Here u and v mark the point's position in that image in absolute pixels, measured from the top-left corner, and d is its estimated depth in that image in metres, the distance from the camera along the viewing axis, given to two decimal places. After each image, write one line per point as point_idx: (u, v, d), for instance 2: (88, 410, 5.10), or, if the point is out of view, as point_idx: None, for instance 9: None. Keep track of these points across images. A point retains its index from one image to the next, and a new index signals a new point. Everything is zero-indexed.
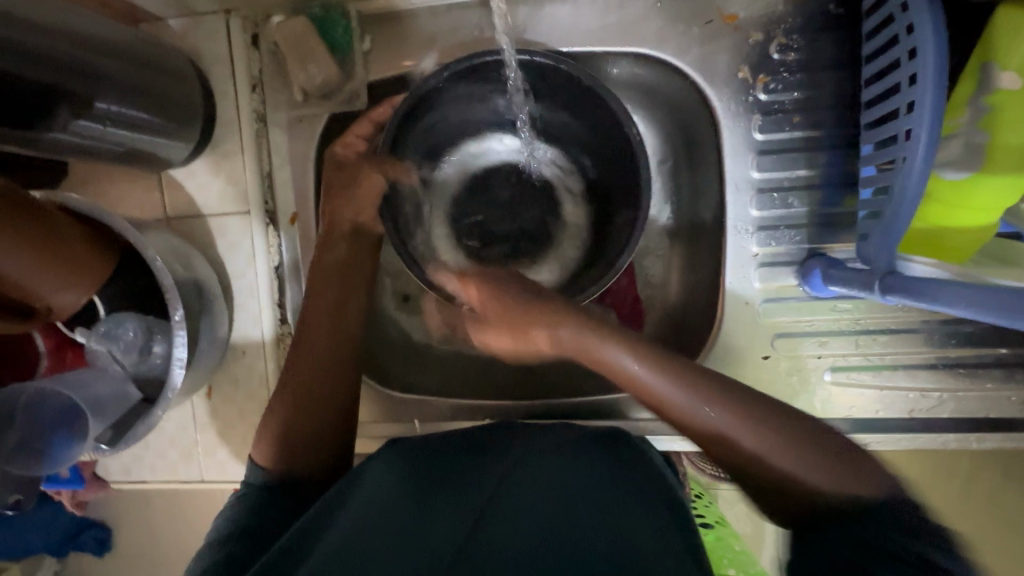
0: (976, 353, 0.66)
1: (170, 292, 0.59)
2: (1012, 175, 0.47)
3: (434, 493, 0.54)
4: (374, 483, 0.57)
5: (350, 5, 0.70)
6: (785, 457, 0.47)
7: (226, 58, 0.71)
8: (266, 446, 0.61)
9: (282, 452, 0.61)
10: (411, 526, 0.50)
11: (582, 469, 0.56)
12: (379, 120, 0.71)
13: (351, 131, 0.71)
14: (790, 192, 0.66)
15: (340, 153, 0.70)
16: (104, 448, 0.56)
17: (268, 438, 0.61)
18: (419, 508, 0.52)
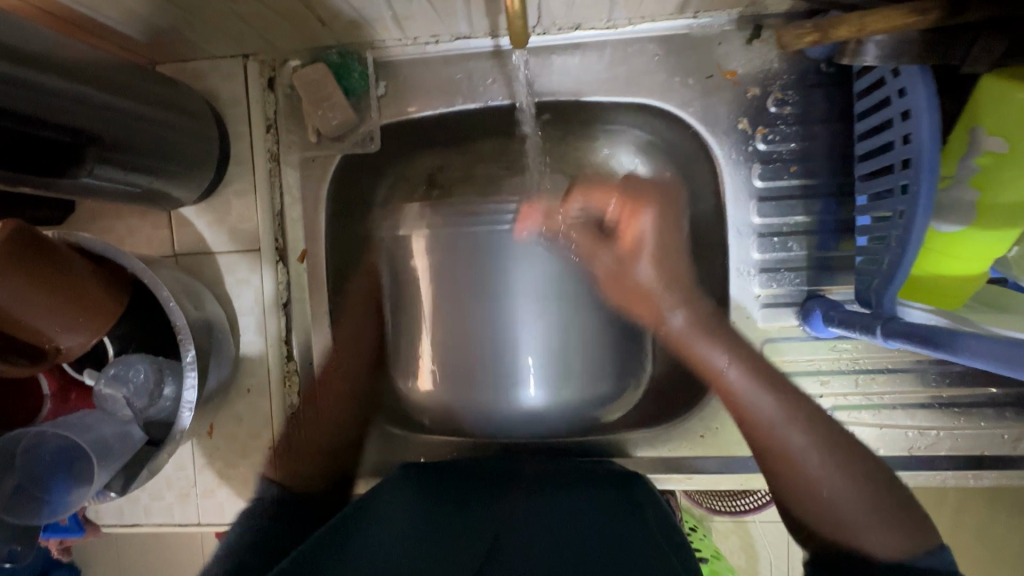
0: (970, 393, 0.68)
1: (183, 332, 0.59)
2: (999, 230, 0.50)
3: (445, 529, 0.57)
4: (393, 514, 0.59)
5: (366, 52, 0.72)
6: (841, 482, 0.51)
7: (242, 99, 0.72)
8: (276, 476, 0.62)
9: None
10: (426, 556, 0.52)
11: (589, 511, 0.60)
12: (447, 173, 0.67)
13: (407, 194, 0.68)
14: (790, 236, 0.69)
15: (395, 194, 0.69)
16: (112, 495, 0.56)
17: None
18: (438, 539, 0.56)
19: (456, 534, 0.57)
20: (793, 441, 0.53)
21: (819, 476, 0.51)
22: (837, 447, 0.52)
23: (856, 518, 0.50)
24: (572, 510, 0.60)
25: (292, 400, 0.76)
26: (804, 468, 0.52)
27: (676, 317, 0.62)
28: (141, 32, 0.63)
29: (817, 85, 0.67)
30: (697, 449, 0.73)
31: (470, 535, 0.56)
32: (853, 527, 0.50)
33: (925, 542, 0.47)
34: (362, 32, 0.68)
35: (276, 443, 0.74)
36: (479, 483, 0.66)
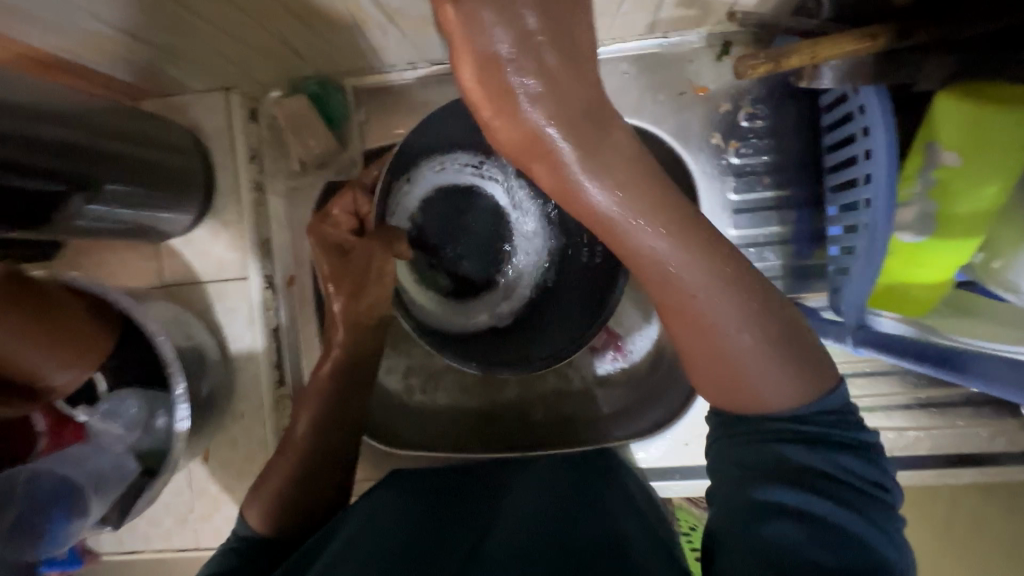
0: (946, 393, 0.70)
1: (173, 365, 0.60)
2: (959, 239, 0.52)
3: (430, 527, 0.62)
4: (386, 517, 0.62)
5: (345, 81, 0.73)
6: (763, 352, 0.44)
7: (225, 131, 0.73)
8: (261, 508, 0.62)
9: (272, 507, 0.62)
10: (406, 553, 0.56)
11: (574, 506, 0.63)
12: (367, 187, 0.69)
13: (332, 203, 0.67)
14: (766, 247, 0.71)
15: (325, 231, 0.65)
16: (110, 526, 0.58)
17: (271, 504, 0.62)
18: (420, 538, 0.59)
19: (439, 530, 0.61)
20: (726, 272, 0.44)
21: (746, 344, 0.44)
22: (756, 307, 0.44)
23: (766, 372, 0.44)
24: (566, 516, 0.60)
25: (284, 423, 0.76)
26: (731, 341, 0.44)
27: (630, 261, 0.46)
28: (123, 71, 0.64)
29: (781, 98, 0.69)
30: (682, 457, 0.76)
31: (451, 533, 0.61)
32: (753, 380, 0.44)
33: (828, 389, 0.44)
34: (340, 62, 0.69)
35: None
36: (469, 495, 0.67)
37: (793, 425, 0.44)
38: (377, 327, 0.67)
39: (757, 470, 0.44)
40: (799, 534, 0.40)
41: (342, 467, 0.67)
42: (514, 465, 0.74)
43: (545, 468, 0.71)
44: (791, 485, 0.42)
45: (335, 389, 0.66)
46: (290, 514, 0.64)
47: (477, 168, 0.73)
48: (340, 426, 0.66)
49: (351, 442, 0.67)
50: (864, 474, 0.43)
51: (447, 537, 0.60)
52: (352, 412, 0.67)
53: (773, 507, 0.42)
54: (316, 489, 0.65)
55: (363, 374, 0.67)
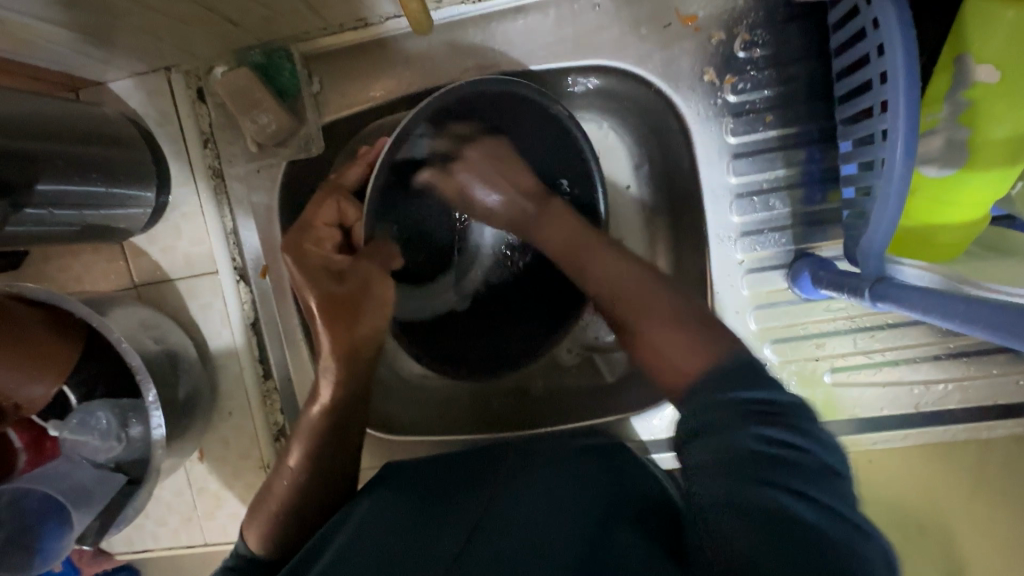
0: (980, 340, 0.63)
1: (140, 372, 0.57)
2: (996, 168, 0.44)
3: (421, 518, 0.56)
4: (378, 514, 0.57)
5: (293, 47, 0.67)
6: (678, 341, 0.51)
7: (173, 116, 0.68)
8: (261, 528, 0.59)
9: (269, 529, 0.59)
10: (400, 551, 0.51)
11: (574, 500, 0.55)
12: (348, 187, 0.65)
13: (310, 214, 0.63)
14: (771, 194, 0.63)
15: (302, 245, 0.61)
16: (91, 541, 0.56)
17: (260, 528, 0.59)
18: (410, 529, 0.54)
19: (428, 522, 0.55)
20: (689, 325, 0.51)
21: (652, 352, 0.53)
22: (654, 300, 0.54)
23: (649, 325, 0.53)
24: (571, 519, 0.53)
25: (276, 417, 0.74)
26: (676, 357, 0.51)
27: (494, 199, 0.65)
28: (48, 60, 0.58)
29: (778, 18, 0.60)
30: None
31: (443, 521, 0.54)
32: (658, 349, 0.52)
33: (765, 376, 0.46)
34: (283, 26, 0.63)
35: (265, 461, 0.74)
36: (460, 476, 0.62)
37: (790, 434, 0.42)
38: (375, 355, 0.63)
39: (736, 465, 0.41)
40: (775, 543, 0.37)
41: (340, 479, 0.63)
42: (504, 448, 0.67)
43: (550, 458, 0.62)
44: (779, 489, 0.39)
45: (319, 414, 0.60)
46: (291, 532, 0.60)
47: (441, 141, 0.65)
48: (335, 439, 0.61)
49: (346, 456, 0.63)
50: (826, 461, 0.42)
51: (440, 524, 0.54)
52: (343, 427, 0.62)
53: (757, 505, 0.39)
54: (313, 501, 0.61)
55: (355, 397, 0.62)
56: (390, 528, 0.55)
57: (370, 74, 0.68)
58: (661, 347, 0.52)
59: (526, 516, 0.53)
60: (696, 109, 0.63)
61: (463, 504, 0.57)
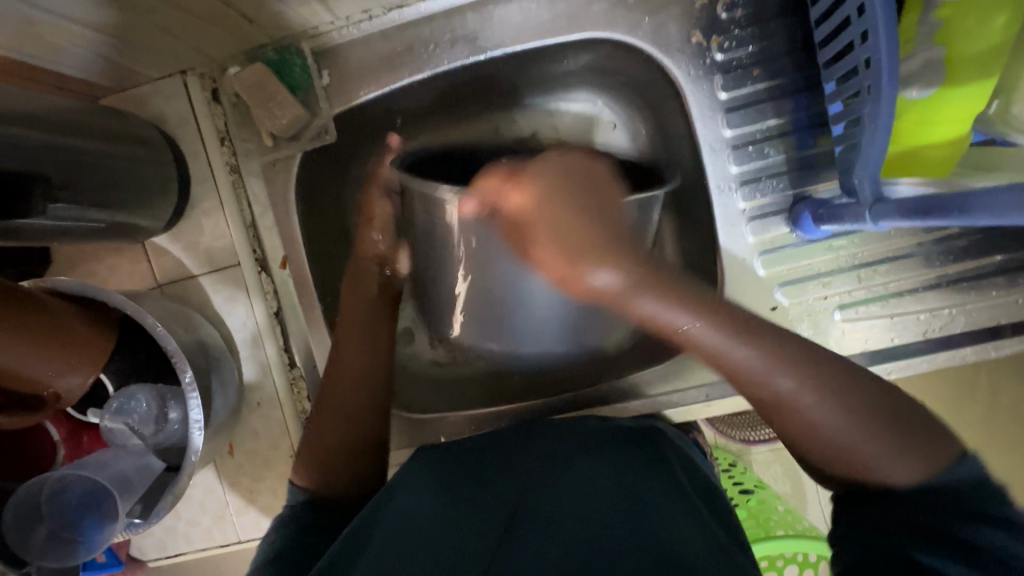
0: (976, 265, 0.66)
1: (176, 355, 0.58)
2: (974, 81, 0.49)
3: (462, 506, 0.53)
4: (407, 503, 0.54)
5: (302, 43, 0.70)
6: (894, 455, 0.48)
7: (189, 117, 0.71)
8: (310, 468, 0.62)
9: (326, 474, 0.62)
10: (439, 550, 0.47)
11: (617, 488, 0.53)
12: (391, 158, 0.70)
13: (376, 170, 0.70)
14: (765, 142, 0.67)
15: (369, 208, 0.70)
16: (138, 522, 0.57)
17: (309, 464, 0.62)
18: (447, 523, 0.50)
19: (464, 514, 0.52)
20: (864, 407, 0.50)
21: (832, 435, 0.51)
22: (834, 386, 0.51)
23: (888, 454, 0.49)
24: (648, 516, 0.49)
25: (303, 405, 0.76)
26: (823, 429, 0.51)
27: (603, 275, 0.56)
28: (73, 66, 0.61)
29: None
30: (704, 376, 0.72)
31: (480, 510, 0.52)
32: (876, 461, 0.49)
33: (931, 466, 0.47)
34: (293, 21, 0.66)
35: (296, 448, 0.75)
36: (487, 460, 0.60)
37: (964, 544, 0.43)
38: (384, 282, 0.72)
39: (885, 545, 0.45)
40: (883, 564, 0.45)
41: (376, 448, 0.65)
42: (549, 434, 0.63)
43: (613, 447, 0.59)
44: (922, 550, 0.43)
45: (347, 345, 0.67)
46: (341, 475, 0.62)
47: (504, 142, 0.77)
48: (363, 380, 0.66)
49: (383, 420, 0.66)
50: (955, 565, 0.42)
51: (476, 517, 0.51)
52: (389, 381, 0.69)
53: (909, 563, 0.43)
54: (355, 456, 0.63)
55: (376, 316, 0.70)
56: (426, 519, 0.51)
57: (374, 64, 0.71)
58: (843, 449, 0.50)
59: (564, 504, 0.51)
60: (687, 71, 0.67)
61: (498, 491, 0.54)
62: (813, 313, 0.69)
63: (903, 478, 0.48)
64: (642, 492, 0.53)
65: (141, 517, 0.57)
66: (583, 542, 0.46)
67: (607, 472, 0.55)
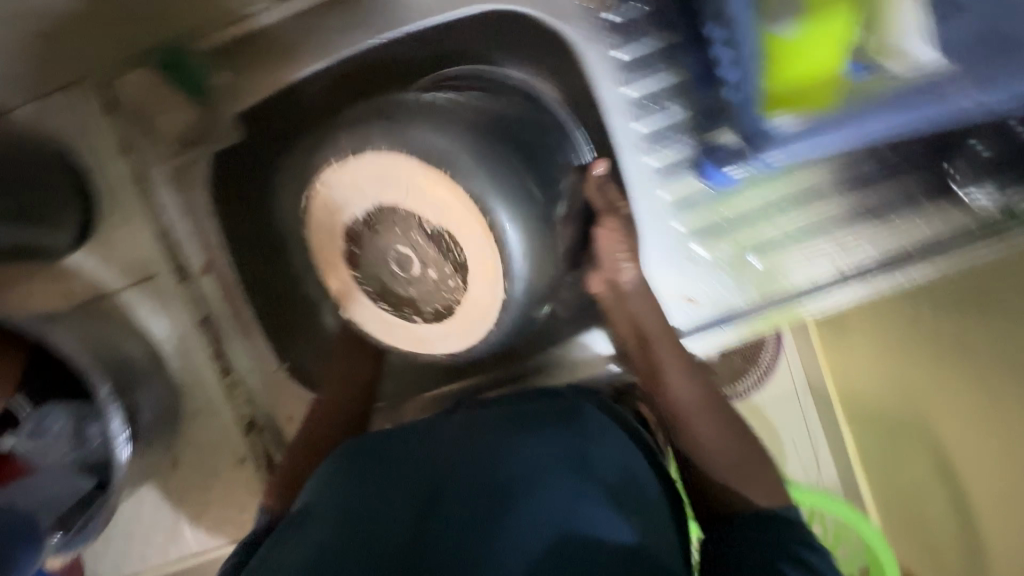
0: (881, 195, 0.68)
1: (91, 370, 0.58)
2: (828, 14, 0.53)
3: (367, 491, 0.52)
4: (318, 496, 0.54)
5: (192, 44, 0.70)
6: (741, 475, 0.57)
7: (87, 130, 0.70)
8: (279, 493, 0.64)
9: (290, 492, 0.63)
10: (344, 548, 0.48)
11: (524, 464, 0.51)
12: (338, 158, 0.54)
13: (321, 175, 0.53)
14: (665, 97, 0.68)
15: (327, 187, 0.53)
16: (60, 536, 0.58)
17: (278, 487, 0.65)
18: (352, 514, 0.51)
19: (369, 501, 0.51)
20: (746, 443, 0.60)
21: (721, 455, 0.59)
22: (721, 412, 0.62)
23: (752, 486, 0.56)
24: (549, 496, 0.49)
25: (244, 410, 0.75)
26: (719, 457, 0.59)
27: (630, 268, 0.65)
28: None
29: None
30: None
31: (386, 496, 0.52)
32: (737, 481, 0.57)
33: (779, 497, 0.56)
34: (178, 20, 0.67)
35: (241, 453, 0.74)
36: (399, 440, 0.58)
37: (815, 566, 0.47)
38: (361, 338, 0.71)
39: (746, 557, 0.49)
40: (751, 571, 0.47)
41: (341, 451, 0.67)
42: (464, 416, 0.60)
43: (528, 425, 0.56)
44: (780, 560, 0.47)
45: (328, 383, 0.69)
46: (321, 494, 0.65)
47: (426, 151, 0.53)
48: (347, 410, 0.69)
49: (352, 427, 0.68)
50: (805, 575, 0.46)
51: (380, 505, 0.51)
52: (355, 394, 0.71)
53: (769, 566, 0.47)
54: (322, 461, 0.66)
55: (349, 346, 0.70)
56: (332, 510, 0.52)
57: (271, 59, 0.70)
58: (713, 455, 0.59)
59: (467, 487, 0.50)
60: (581, 35, 0.68)
61: (405, 473, 0.53)
62: (730, 259, 0.72)
63: (761, 501, 0.55)
64: (548, 468, 0.51)
65: (63, 532, 0.58)
66: (481, 532, 0.47)
67: (517, 448, 0.53)
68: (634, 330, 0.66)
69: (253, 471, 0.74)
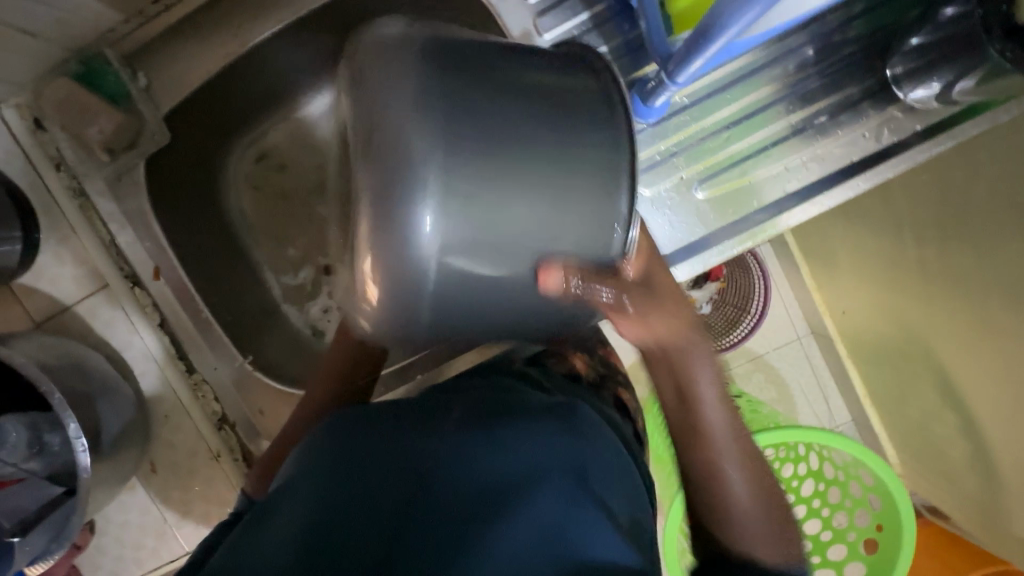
0: (814, 109, 0.66)
1: (41, 381, 0.56)
2: None
3: (353, 473, 0.46)
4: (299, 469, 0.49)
5: (106, 50, 0.71)
6: (765, 529, 0.50)
7: (16, 150, 0.70)
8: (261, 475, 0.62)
9: (267, 473, 0.63)
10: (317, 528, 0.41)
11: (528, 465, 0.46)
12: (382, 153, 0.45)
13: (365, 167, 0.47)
14: (585, 35, 0.66)
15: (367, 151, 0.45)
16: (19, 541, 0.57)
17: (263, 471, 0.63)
18: (332, 493, 0.44)
19: (354, 482, 0.45)
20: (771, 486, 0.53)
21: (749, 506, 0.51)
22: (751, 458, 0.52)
23: (770, 543, 0.50)
24: (551, 501, 0.44)
25: (213, 407, 0.76)
26: (741, 508, 0.51)
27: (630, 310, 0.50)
28: None
29: None
30: None
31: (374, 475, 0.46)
32: (749, 537, 0.50)
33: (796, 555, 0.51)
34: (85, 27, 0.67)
35: (216, 450, 0.75)
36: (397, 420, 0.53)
37: None
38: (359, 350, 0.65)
39: None
40: None
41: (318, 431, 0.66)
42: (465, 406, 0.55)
43: (526, 415, 0.52)
44: None
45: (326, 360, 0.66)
46: None
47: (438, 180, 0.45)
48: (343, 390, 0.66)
49: (330, 402, 0.66)
50: None
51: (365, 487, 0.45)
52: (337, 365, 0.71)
53: None
54: None
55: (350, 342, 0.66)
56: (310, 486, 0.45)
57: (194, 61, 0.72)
58: (737, 505, 0.51)
59: (465, 478, 0.44)
60: None
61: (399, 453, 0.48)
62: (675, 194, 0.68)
63: (773, 557, 0.49)
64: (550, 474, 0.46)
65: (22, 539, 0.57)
66: (475, 528, 0.41)
67: (519, 442, 0.48)
68: (670, 378, 0.53)
69: (230, 465, 0.75)
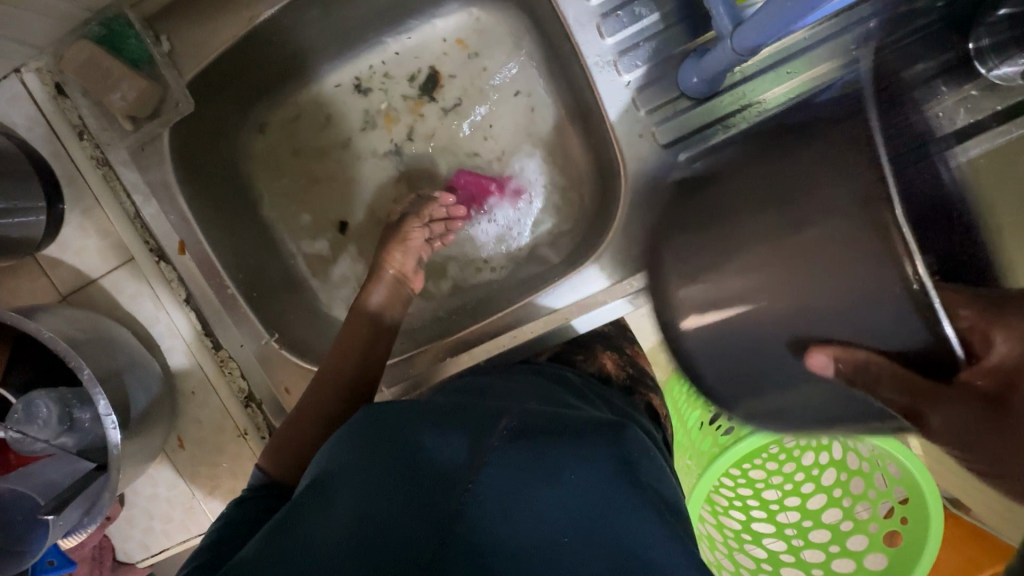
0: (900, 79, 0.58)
1: (70, 356, 0.56)
2: None
3: (404, 478, 0.45)
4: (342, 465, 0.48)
5: (128, 11, 0.68)
6: None
7: (39, 117, 0.68)
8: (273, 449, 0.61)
9: (279, 448, 0.61)
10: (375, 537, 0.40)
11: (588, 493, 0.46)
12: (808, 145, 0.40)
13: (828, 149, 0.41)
14: (635, 3, 0.63)
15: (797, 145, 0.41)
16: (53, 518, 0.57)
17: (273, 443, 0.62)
18: (385, 501, 0.43)
19: (409, 489, 0.44)
20: None
21: None
22: None
23: None
24: (615, 531, 0.44)
25: (239, 385, 0.74)
26: None
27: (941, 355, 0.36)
28: None
29: None
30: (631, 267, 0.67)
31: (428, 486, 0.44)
32: None
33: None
34: None
35: (243, 427, 0.74)
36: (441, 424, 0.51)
37: None
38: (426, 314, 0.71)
39: None
40: None
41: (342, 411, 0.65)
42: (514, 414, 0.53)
43: (576, 434, 0.51)
44: None
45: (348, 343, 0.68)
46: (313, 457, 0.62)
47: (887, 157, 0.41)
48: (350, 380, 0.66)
49: (345, 381, 0.65)
50: None
51: (421, 496, 0.44)
52: (365, 354, 0.68)
53: None
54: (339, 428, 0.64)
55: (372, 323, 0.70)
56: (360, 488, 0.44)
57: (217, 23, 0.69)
58: None
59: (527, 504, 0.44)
60: None
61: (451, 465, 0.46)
62: None
63: None
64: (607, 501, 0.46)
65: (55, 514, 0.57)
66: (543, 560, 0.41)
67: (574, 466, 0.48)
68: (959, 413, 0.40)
69: (257, 443, 0.74)
